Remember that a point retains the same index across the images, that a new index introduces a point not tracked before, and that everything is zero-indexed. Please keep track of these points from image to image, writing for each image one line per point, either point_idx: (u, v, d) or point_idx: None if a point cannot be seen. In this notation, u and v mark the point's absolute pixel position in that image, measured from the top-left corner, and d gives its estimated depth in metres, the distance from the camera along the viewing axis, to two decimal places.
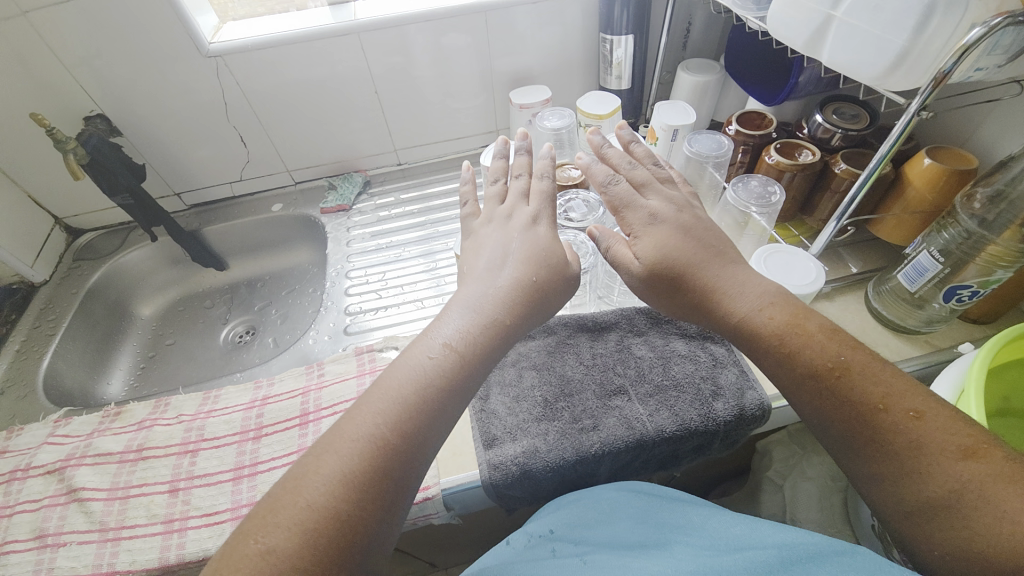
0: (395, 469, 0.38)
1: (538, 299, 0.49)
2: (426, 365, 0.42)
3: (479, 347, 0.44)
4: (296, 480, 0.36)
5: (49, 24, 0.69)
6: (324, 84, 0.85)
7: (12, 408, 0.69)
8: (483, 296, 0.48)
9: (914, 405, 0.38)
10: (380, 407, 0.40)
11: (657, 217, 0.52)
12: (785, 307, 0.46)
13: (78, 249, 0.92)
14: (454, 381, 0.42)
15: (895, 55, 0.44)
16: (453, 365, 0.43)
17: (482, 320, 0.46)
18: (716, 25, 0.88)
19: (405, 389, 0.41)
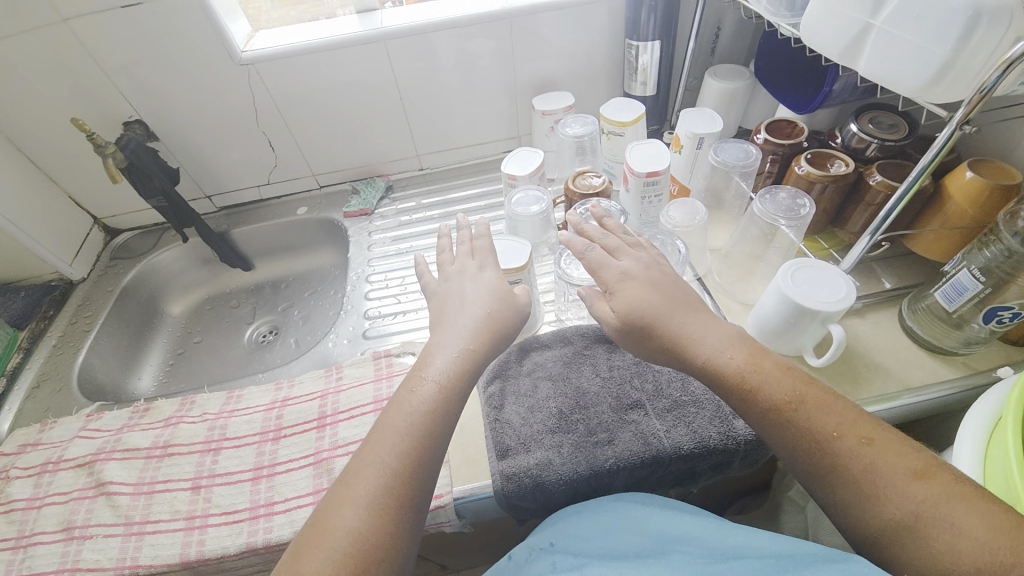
0: (414, 492, 0.41)
1: (500, 331, 0.53)
2: (420, 398, 0.46)
3: (457, 374, 0.48)
4: (325, 516, 0.39)
5: (89, 30, 0.72)
6: (349, 91, 0.86)
7: (47, 400, 0.73)
8: (459, 331, 0.51)
9: (863, 432, 0.40)
10: (383, 445, 0.42)
11: (629, 273, 0.52)
12: (744, 346, 0.46)
13: (114, 247, 0.96)
14: (444, 410, 0.46)
15: (937, 68, 0.42)
16: (439, 396, 0.46)
17: (458, 354, 0.49)
18: (746, 30, 0.85)
19: (404, 425, 0.44)
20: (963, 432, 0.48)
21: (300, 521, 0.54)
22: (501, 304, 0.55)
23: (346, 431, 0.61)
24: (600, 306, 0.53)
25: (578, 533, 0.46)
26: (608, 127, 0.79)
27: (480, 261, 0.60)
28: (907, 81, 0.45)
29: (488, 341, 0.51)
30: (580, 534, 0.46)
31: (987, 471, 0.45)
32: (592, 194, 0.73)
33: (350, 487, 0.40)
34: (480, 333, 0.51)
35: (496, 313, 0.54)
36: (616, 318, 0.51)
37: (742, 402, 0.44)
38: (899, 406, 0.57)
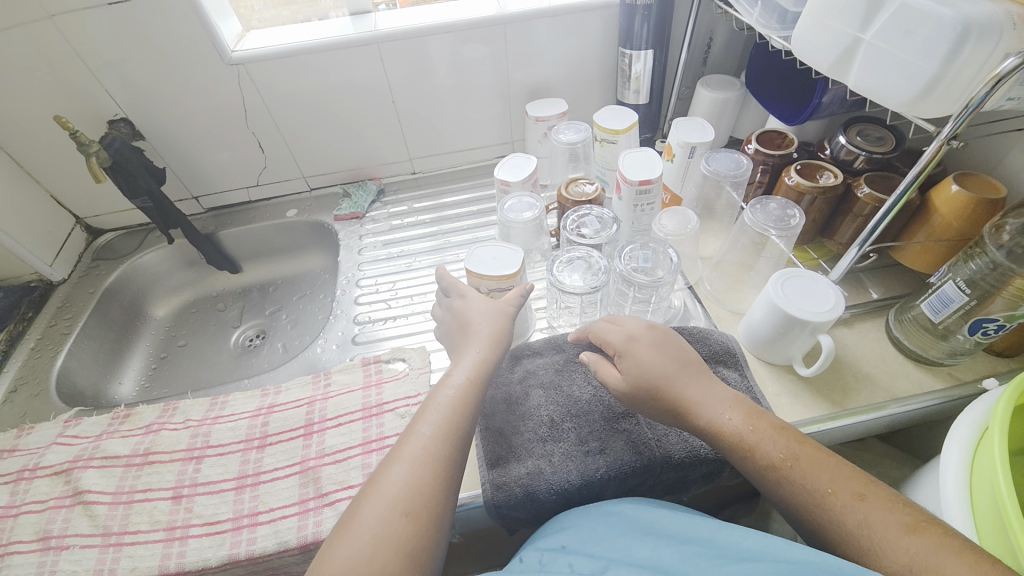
0: (453, 456, 0.47)
1: (506, 338, 0.58)
2: (452, 394, 0.51)
3: (480, 368, 0.54)
4: (381, 471, 0.46)
5: (75, 27, 0.71)
6: (341, 93, 0.86)
7: (24, 405, 0.71)
8: (481, 338, 0.57)
9: (855, 488, 0.41)
10: (422, 419, 0.49)
11: (635, 337, 0.54)
12: (739, 407, 0.48)
13: (97, 248, 0.94)
14: (471, 395, 0.52)
15: (924, 83, 0.42)
16: (467, 383, 0.52)
17: (474, 359, 0.55)
18: (737, 42, 0.86)
19: (439, 406, 0.50)
20: (950, 441, 0.49)
21: (284, 532, 0.53)
22: (501, 314, 0.59)
23: (334, 439, 0.60)
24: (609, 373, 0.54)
25: (591, 535, 0.45)
26: (601, 135, 0.79)
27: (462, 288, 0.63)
28: (895, 95, 0.45)
29: (498, 344, 0.57)
30: (591, 535, 0.45)
31: (972, 479, 0.46)
32: (585, 201, 0.73)
33: (398, 451, 0.47)
34: (496, 334, 0.57)
35: (500, 323, 0.58)
36: (624, 381, 0.52)
37: (741, 459, 0.46)
38: (886, 415, 0.58)
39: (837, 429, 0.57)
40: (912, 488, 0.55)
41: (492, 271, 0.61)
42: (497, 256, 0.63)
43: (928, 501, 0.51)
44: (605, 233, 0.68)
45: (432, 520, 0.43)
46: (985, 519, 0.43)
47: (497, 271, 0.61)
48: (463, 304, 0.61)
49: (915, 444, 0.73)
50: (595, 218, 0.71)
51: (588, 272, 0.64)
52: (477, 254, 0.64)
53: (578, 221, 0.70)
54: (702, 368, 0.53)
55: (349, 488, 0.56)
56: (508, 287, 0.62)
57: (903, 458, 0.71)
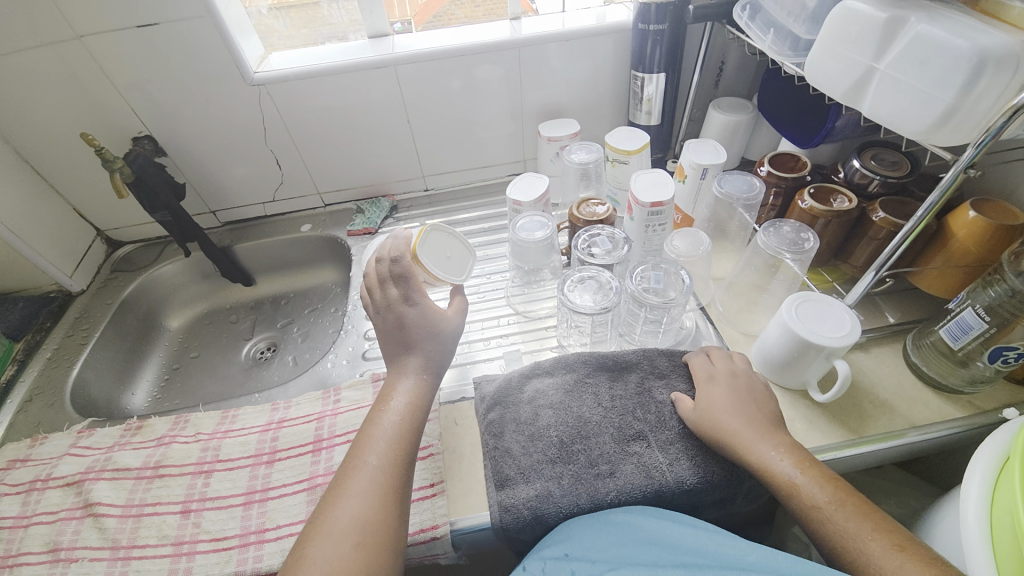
0: (399, 484, 0.47)
1: (445, 365, 0.57)
2: (393, 422, 0.51)
3: (415, 397, 0.53)
4: (328, 505, 0.45)
5: (103, 47, 0.73)
6: (357, 113, 0.88)
7: (39, 415, 0.72)
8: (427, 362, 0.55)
9: (895, 539, 0.40)
10: (366, 449, 0.49)
11: (715, 376, 0.57)
12: (793, 451, 0.48)
13: (116, 260, 0.96)
14: (413, 422, 0.52)
15: (941, 112, 0.42)
16: (408, 408, 0.52)
17: (416, 383, 0.54)
18: (749, 66, 0.87)
19: (383, 433, 0.50)
20: (971, 470, 0.48)
21: None
22: (447, 337, 0.57)
23: (343, 456, 0.60)
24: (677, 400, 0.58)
25: (597, 543, 0.45)
26: (613, 155, 0.80)
27: (403, 289, 0.57)
28: (909, 124, 0.45)
29: (436, 366, 0.56)
30: (598, 544, 0.45)
31: (992, 516, 0.44)
32: (596, 221, 0.74)
33: (345, 485, 0.46)
34: (427, 368, 0.55)
35: (433, 344, 0.56)
36: (695, 413, 0.55)
37: (785, 497, 0.46)
38: (906, 444, 0.56)
39: (856, 457, 0.56)
40: (931, 519, 0.53)
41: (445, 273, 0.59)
42: (451, 255, 0.62)
43: (949, 536, 0.49)
44: (615, 253, 0.69)
45: (384, 551, 0.43)
46: (1007, 554, 0.42)
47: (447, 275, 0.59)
48: (419, 314, 0.56)
49: (936, 473, 0.71)
50: (607, 237, 0.71)
51: (599, 292, 0.64)
52: (427, 249, 0.59)
53: (590, 241, 0.71)
54: (724, 412, 0.53)
55: None
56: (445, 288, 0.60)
57: (923, 488, 0.69)
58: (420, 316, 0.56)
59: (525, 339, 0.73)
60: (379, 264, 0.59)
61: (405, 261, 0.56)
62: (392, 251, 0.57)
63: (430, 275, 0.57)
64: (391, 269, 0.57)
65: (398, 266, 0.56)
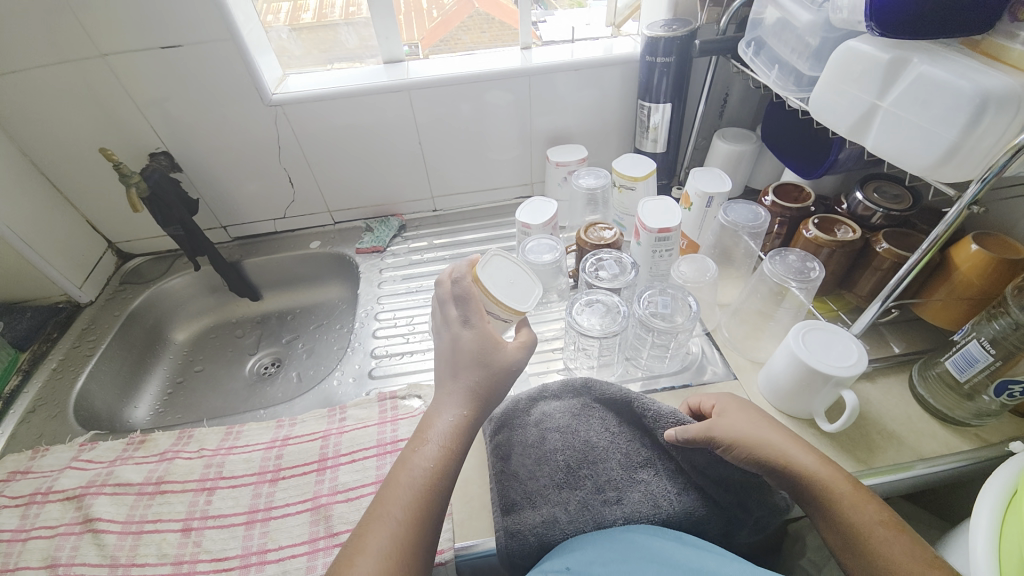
0: (417, 549, 0.42)
1: (495, 396, 0.51)
2: (425, 468, 0.45)
3: (454, 435, 0.47)
4: (345, 562, 0.40)
5: (125, 66, 0.75)
6: (370, 134, 0.90)
7: (41, 427, 0.71)
8: (469, 389, 0.49)
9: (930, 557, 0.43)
10: (394, 501, 0.44)
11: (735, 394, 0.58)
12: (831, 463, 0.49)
13: (125, 272, 0.97)
14: (447, 472, 0.46)
15: (944, 149, 0.43)
16: (441, 453, 0.46)
17: (453, 420, 0.48)
18: (752, 99, 0.90)
19: (410, 485, 0.44)
20: (978, 504, 0.47)
21: (292, 572, 0.52)
22: (500, 370, 0.51)
23: (347, 475, 0.60)
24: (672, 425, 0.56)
25: (599, 556, 0.45)
26: (620, 181, 0.81)
27: (462, 312, 0.53)
28: (913, 160, 0.47)
29: (478, 395, 0.50)
30: (601, 557, 0.45)
31: (1002, 551, 0.44)
32: (603, 245, 0.75)
33: (360, 542, 0.41)
34: (472, 397, 0.49)
35: (485, 373, 0.50)
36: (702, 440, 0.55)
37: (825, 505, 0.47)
38: (913, 477, 0.56)
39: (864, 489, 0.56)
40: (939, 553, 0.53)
41: (507, 298, 0.53)
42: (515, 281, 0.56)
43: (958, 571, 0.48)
44: (623, 277, 0.69)
45: None
46: None
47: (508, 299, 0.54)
48: (474, 338, 0.51)
49: (943, 506, 0.71)
50: (614, 261, 0.72)
51: (606, 316, 0.65)
52: (491, 274, 0.54)
53: (597, 264, 0.72)
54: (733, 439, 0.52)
55: None
56: (510, 319, 0.55)
57: (930, 520, 0.68)
58: (474, 341, 0.51)
59: (531, 361, 0.74)
60: (441, 287, 0.56)
61: (466, 283, 0.53)
62: (454, 272, 0.55)
63: (489, 296, 0.52)
64: (451, 291, 0.54)
65: (458, 287, 0.53)
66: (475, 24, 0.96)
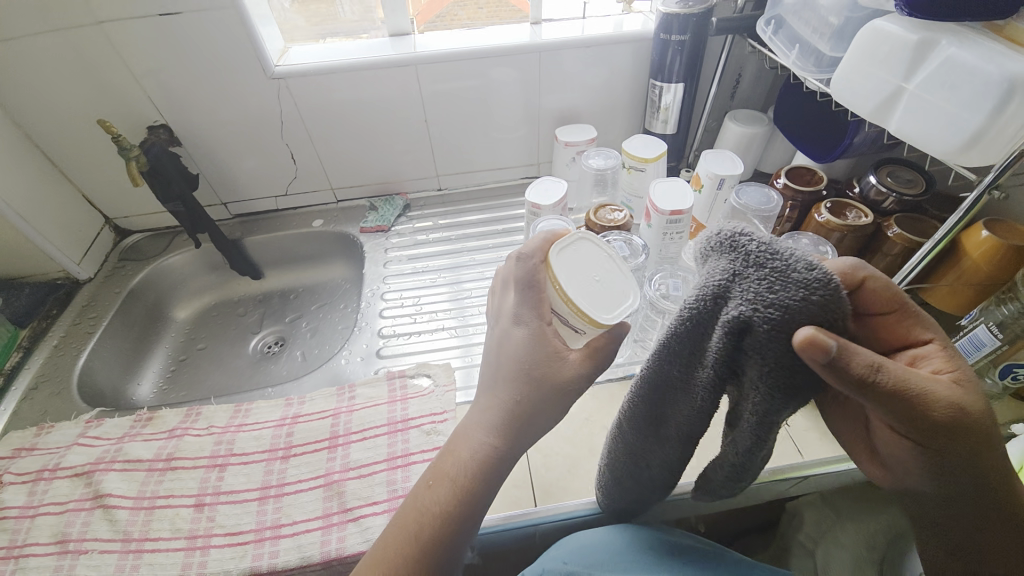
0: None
1: (538, 415, 0.43)
2: (431, 505, 0.41)
3: (482, 478, 0.42)
4: None
5: (121, 33, 0.72)
6: (374, 110, 0.88)
7: (44, 404, 0.70)
8: (510, 405, 0.43)
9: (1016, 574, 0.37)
10: (396, 551, 0.40)
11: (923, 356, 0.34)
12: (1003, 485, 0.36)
13: (124, 249, 0.95)
14: (457, 516, 0.41)
15: (969, 133, 0.43)
16: (449, 495, 0.41)
17: (479, 449, 0.42)
18: (766, 79, 0.88)
19: (415, 528, 0.41)
20: None
21: (307, 547, 0.53)
22: (550, 385, 0.43)
23: (359, 453, 0.60)
24: (855, 345, 0.28)
25: (595, 559, 0.48)
26: (630, 162, 0.80)
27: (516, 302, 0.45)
28: (937, 143, 0.46)
29: (514, 414, 0.43)
30: (599, 557, 0.48)
31: None
32: (614, 227, 0.74)
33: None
34: (497, 429, 0.43)
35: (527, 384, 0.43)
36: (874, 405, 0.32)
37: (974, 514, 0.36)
38: None
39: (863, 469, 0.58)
40: None
41: (585, 298, 0.43)
42: (598, 277, 0.45)
43: None
44: (632, 260, 0.68)
45: None
46: None
47: (583, 299, 0.43)
48: (521, 339, 0.43)
49: None
50: (624, 243, 0.71)
51: None
52: (568, 262, 0.45)
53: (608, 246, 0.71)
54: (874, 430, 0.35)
55: (375, 504, 0.55)
56: (584, 330, 0.44)
57: None
58: (522, 342, 0.43)
59: None
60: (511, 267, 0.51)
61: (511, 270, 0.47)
62: (524, 246, 0.45)
63: (557, 289, 0.43)
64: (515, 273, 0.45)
65: (522, 268, 0.44)
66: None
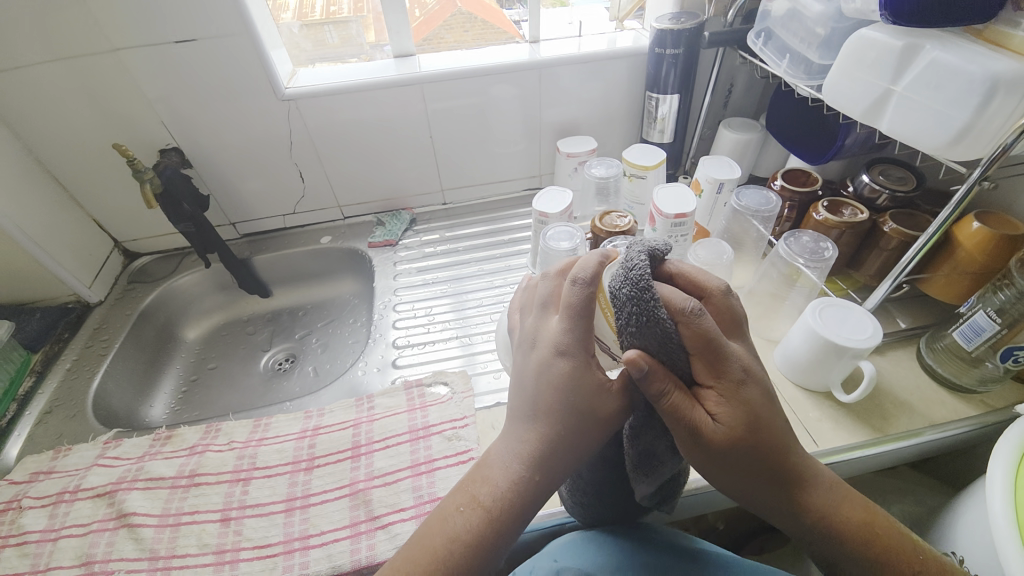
0: None
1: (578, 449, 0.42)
2: (456, 530, 0.42)
3: (511, 512, 0.42)
4: None
5: (135, 59, 0.74)
6: (378, 128, 0.90)
7: (60, 427, 0.70)
8: (546, 440, 0.42)
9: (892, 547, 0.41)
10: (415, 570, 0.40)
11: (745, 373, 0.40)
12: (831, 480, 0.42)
13: (133, 271, 0.95)
14: (483, 545, 0.41)
15: (956, 129, 0.46)
16: (477, 523, 0.41)
17: (511, 481, 0.42)
18: (756, 88, 0.93)
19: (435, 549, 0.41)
20: (994, 462, 0.50)
21: (337, 556, 0.53)
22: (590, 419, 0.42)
23: (382, 461, 0.60)
24: (655, 372, 0.37)
25: (589, 560, 0.48)
26: (631, 170, 0.83)
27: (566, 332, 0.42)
28: (926, 140, 0.50)
29: (551, 449, 0.42)
30: (593, 559, 0.48)
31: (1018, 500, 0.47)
32: (618, 232, 0.76)
33: None
34: (528, 460, 0.42)
35: (552, 417, 0.42)
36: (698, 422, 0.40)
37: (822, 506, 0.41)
38: (923, 442, 0.59)
39: (877, 455, 0.59)
40: (949, 512, 0.56)
41: None
42: None
43: (974, 524, 0.51)
44: None
45: None
46: None
47: None
48: (567, 372, 0.42)
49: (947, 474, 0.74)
50: None
51: None
52: None
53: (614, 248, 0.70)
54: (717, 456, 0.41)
55: (402, 511, 0.56)
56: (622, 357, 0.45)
57: (936, 486, 0.72)
58: (567, 375, 0.42)
59: None
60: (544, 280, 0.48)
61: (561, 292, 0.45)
62: (578, 269, 0.41)
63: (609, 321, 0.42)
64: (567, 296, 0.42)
65: (578, 296, 0.41)
66: (457, 24, 0.97)
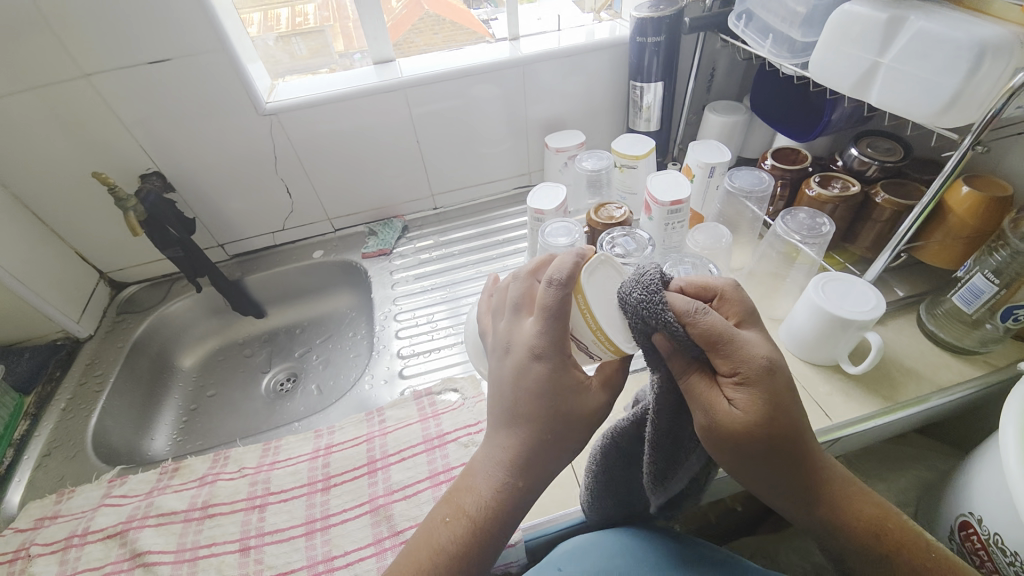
0: None
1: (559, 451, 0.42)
2: (445, 545, 0.40)
3: (498, 519, 0.41)
4: None
5: (108, 84, 0.72)
6: (362, 137, 0.89)
7: (60, 470, 0.68)
8: (530, 445, 0.41)
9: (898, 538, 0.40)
10: None
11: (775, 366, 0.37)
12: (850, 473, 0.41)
13: (121, 302, 0.93)
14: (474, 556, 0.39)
15: (947, 97, 0.47)
16: (466, 534, 0.40)
17: (496, 488, 0.41)
18: (738, 70, 0.93)
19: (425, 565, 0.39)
20: (1005, 421, 0.50)
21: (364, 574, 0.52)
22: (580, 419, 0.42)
23: (400, 474, 0.59)
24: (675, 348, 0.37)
25: (593, 564, 0.46)
26: (622, 160, 0.83)
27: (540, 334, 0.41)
28: (916, 110, 0.50)
29: (534, 453, 0.41)
30: (606, 558, 0.47)
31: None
32: (614, 223, 0.76)
33: None
34: (510, 465, 0.41)
35: (552, 419, 0.41)
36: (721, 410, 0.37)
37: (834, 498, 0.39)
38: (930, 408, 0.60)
39: (890, 423, 0.60)
40: (963, 473, 0.57)
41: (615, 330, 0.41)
42: None
43: (989, 483, 0.52)
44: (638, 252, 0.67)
45: None
46: None
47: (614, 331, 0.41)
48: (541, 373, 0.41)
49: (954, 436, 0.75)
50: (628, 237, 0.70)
51: None
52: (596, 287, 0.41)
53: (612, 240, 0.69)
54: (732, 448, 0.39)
55: None
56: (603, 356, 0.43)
57: (945, 449, 0.73)
58: (542, 378, 0.41)
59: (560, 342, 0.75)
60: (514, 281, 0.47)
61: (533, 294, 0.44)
62: (553, 270, 0.40)
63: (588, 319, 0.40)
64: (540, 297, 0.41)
65: (551, 296, 0.40)
66: (426, 26, 0.95)
